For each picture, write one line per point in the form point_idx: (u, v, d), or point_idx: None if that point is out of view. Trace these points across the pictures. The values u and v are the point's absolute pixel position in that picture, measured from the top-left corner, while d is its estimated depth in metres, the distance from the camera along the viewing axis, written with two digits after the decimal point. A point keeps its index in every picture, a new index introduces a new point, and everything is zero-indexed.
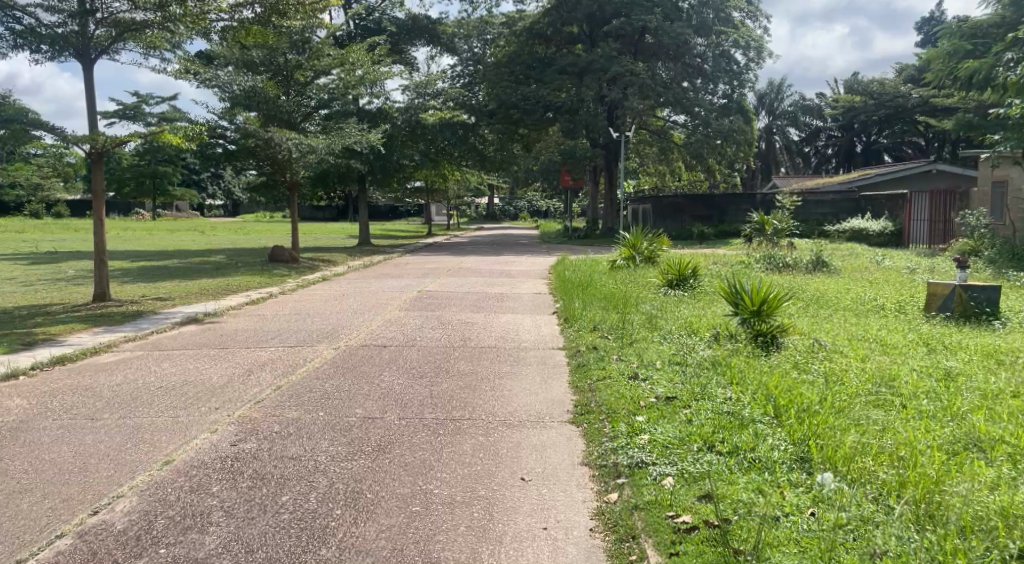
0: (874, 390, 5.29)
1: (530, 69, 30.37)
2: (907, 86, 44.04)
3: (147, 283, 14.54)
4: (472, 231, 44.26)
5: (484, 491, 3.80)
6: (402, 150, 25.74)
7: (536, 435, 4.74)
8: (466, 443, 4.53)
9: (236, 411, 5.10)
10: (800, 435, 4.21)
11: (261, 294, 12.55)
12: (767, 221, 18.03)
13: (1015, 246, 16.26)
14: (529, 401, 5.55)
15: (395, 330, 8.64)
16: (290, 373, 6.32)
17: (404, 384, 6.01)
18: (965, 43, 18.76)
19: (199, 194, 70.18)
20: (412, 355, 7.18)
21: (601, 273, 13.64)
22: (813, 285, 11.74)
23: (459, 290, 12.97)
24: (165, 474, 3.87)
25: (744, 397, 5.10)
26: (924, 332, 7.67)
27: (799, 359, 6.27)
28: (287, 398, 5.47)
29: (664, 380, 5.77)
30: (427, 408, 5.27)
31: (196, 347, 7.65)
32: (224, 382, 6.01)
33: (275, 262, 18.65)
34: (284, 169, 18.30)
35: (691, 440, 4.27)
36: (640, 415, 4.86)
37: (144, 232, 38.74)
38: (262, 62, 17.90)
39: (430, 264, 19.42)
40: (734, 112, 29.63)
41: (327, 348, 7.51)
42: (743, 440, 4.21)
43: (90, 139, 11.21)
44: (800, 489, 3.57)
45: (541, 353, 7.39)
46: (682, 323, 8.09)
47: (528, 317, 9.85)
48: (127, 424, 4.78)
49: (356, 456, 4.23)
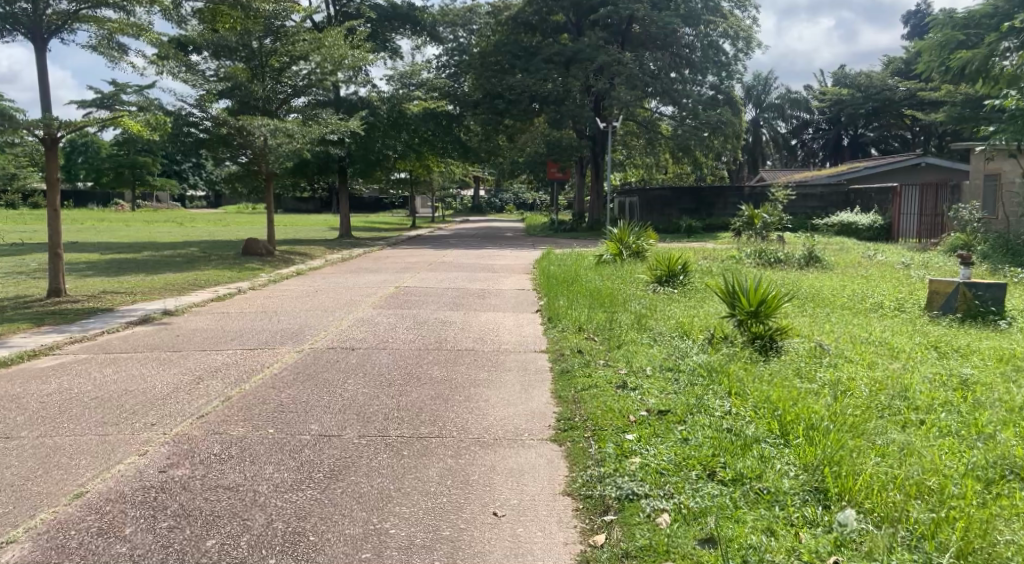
0: (890, 403, 4.77)
1: (516, 59, 29.53)
2: (892, 79, 43.73)
3: (113, 277, 13.88)
4: (456, 224, 43.54)
5: (448, 531, 3.25)
6: (384, 141, 24.93)
7: (514, 457, 4.19)
8: (432, 467, 3.98)
9: (173, 428, 4.50)
10: (812, 459, 3.67)
11: (229, 290, 11.91)
12: (757, 215, 17.54)
13: (1009, 242, 15.91)
14: (507, 414, 5.00)
15: (366, 330, 8.07)
16: (243, 382, 5.70)
17: (367, 393, 5.44)
18: (957, 33, 18.18)
19: (179, 184, 68.76)
20: (383, 359, 6.61)
21: (587, 268, 13.11)
22: (806, 281, 11.31)
23: (439, 286, 12.40)
24: (73, 512, 3.32)
25: (746, 412, 4.58)
26: (933, 335, 7.16)
27: (802, 365, 5.76)
28: (237, 412, 4.89)
29: (656, 391, 5.23)
30: (392, 423, 4.72)
31: (146, 350, 7.01)
32: (168, 392, 5.40)
33: (250, 255, 17.94)
34: (261, 159, 17.84)
35: (688, 467, 3.73)
36: (630, 433, 4.33)
37: (120, 223, 37.69)
38: (238, 47, 17.36)
39: (411, 258, 18.80)
40: (722, 105, 29.14)
41: (289, 352, 6.87)
42: (747, 465, 3.66)
43: (43, 125, 10.44)
44: (819, 531, 3.04)
45: (521, 357, 6.84)
46: (673, 324, 7.59)
47: (509, 315, 9.29)
48: (43, 446, 4.19)
49: (304, 486, 3.66)
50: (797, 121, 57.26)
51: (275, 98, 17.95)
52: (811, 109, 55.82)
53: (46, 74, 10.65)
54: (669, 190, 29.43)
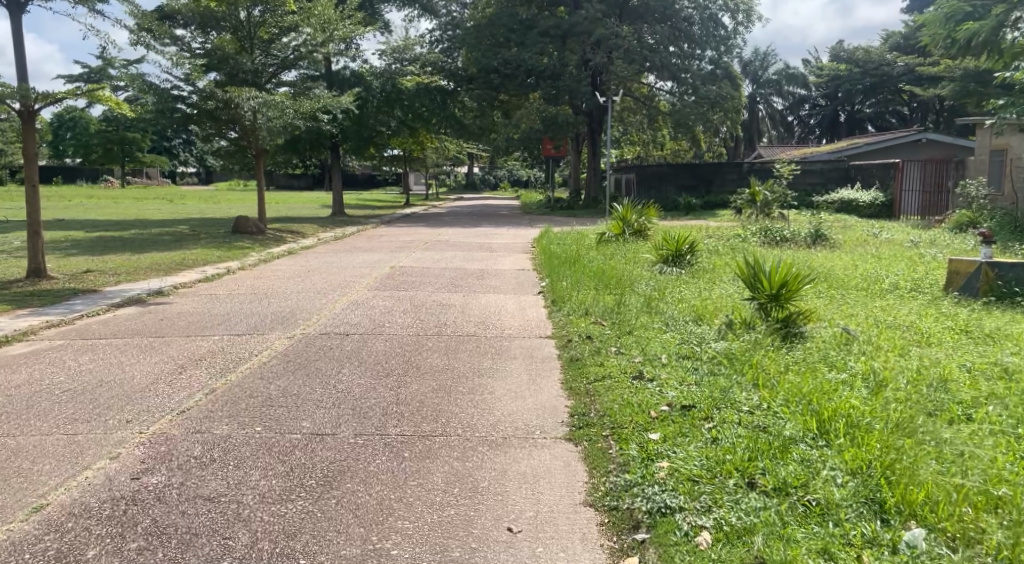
0: (932, 397, 4.40)
1: (511, 32, 28.63)
2: (891, 54, 43.06)
3: (96, 256, 13.36)
4: (450, 201, 42.97)
5: (459, 551, 2.85)
6: (377, 116, 24.36)
7: (525, 459, 3.79)
8: (436, 473, 3.59)
9: (150, 426, 4.08)
10: (863, 467, 3.30)
11: (217, 271, 11.42)
12: (759, 192, 17.11)
13: (1016, 219, 15.54)
14: (516, 409, 4.60)
15: (361, 313, 7.66)
16: (229, 372, 5.27)
17: (363, 385, 5.04)
18: (964, 4, 17.27)
19: (169, 160, 67.83)
20: (378, 347, 6.17)
21: (588, 248, 12.72)
22: (817, 261, 10.89)
23: (435, 266, 11.96)
24: (29, 531, 2.91)
25: (778, 407, 4.19)
26: (962, 318, 6.74)
27: (830, 354, 5.39)
28: (221, 407, 4.47)
29: (675, 382, 4.84)
30: (391, 420, 4.32)
31: (127, 336, 6.57)
32: (147, 384, 4.97)
33: (240, 234, 17.41)
34: (251, 134, 17.29)
35: (723, 474, 3.35)
36: (654, 432, 3.93)
37: (107, 201, 36.85)
38: (222, 18, 16.69)
39: (405, 236, 18.31)
40: (721, 79, 28.43)
41: (278, 338, 6.43)
42: (791, 472, 3.30)
43: (18, 96, 9.83)
44: (885, 554, 2.66)
45: (526, 344, 6.43)
46: (686, 307, 7.22)
47: (510, 298, 8.85)
48: (3, 449, 3.77)
49: (295, 496, 3.26)
50: (795, 98, 56.77)
51: (264, 72, 17.26)
52: (807, 85, 55.29)
53: (21, 43, 10.07)
54: (667, 166, 28.92)
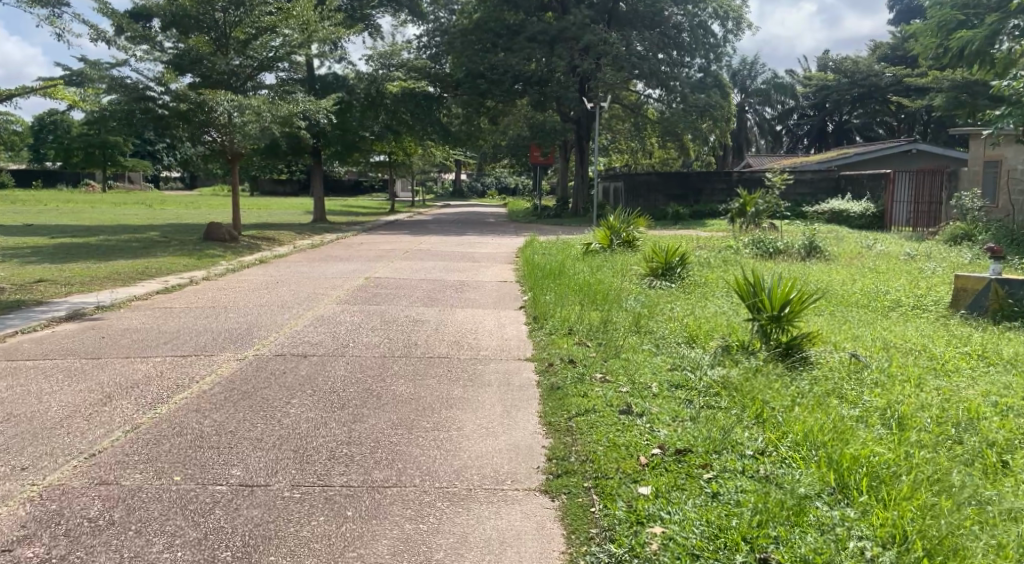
0: (963, 442, 3.81)
1: (497, 37, 27.99)
2: (879, 65, 42.89)
3: (55, 264, 12.64)
4: (437, 209, 42.61)
5: None
6: (360, 121, 23.79)
7: (491, 519, 3.18)
8: (382, 539, 2.96)
9: (48, 476, 3.44)
10: (897, 539, 2.70)
11: (180, 281, 10.74)
12: (750, 201, 16.57)
13: (1013, 232, 15.11)
14: (485, 451, 3.99)
15: (325, 331, 7.03)
16: (160, 404, 4.62)
17: (312, 420, 4.40)
18: (957, 13, 16.66)
19: (152, 163, 66.88)
20: (337, 372, 5.53)
21: (575, 258, 12.15)
22: (813, 275, 10.35)
23: (413, 277, 11.33)
24: None
25: (788, 452, 3.59)
26: (979, 342, 6.17)
27: (839, 384, 4.81)
28: (140, 449, 3.82)
29: (668, 418, 4.24)
30: (337, 466, 3.69)
31: (57, 357, 5.89)
32: (61, 418, 4.32)
33: (211, 240, 16.69)
34: (226, 138, 16.55)
35: (728, 547, 2.76)
36: (644, 485, 3.34)
37: (83, 205, 35.88)
38: (194, 16, 15.88)
39: (385, 245, 17.65)
40: (711, 87, 28.06)
41: (226, 360, 5.79)
42: (811, 543, 2.70)
43: None
44: None
45: (503, 368, 5.81)
46: (677, 326, 6.65)
47: (489, 314, 8.23)
48: None
49: None
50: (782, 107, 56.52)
51: (241, 73, 16.51)
52: (795, 95, 55.08)
53: None
54: (655, 175, 28.42)
